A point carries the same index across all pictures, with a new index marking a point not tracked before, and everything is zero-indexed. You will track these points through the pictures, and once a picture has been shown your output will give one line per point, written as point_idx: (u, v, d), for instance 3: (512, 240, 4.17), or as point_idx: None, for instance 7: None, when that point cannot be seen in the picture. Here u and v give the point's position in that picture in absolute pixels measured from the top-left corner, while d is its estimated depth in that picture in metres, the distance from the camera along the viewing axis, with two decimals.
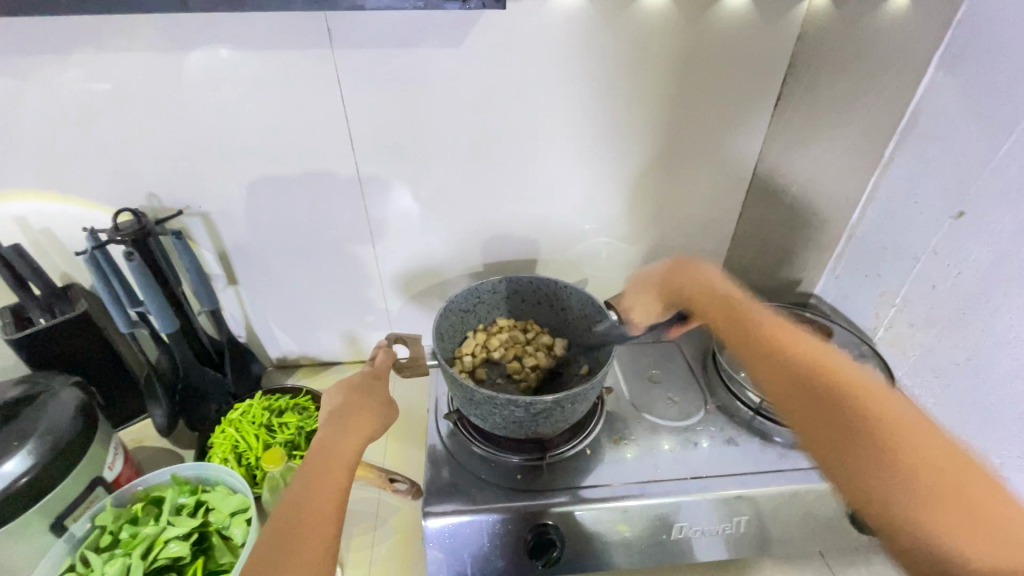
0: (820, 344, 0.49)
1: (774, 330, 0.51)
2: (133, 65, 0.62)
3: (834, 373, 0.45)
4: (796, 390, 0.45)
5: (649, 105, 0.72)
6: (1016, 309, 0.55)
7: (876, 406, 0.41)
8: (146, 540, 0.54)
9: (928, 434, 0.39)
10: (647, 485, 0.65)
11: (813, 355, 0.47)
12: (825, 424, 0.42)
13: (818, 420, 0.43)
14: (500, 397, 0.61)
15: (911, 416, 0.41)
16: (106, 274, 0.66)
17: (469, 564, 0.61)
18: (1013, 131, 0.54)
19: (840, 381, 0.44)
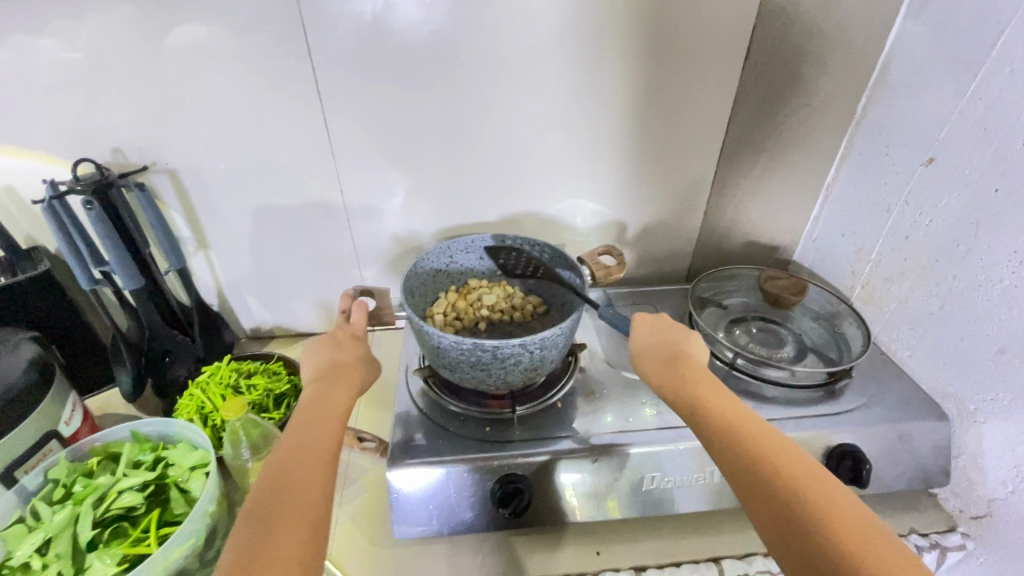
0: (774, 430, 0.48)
1: (739, 419, 0.49)
2: (87, 13, 0.60)
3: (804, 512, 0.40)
4: (766, 494, 0.42)
5: (626, 52, 0.69)
6: (986, 249, 0.57)
7: (843, 523, 0.39)
8: (99, 490, 0.53)
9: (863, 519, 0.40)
10: (617, 436, 0.62)
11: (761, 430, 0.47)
12: (798, 539, 0.39)
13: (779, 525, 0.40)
14: (466, 340, 0.57)
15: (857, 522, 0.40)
16: (67, 227, 0.63)
17: (437, 515, 0.59)
18: (979, 71, 0.56)
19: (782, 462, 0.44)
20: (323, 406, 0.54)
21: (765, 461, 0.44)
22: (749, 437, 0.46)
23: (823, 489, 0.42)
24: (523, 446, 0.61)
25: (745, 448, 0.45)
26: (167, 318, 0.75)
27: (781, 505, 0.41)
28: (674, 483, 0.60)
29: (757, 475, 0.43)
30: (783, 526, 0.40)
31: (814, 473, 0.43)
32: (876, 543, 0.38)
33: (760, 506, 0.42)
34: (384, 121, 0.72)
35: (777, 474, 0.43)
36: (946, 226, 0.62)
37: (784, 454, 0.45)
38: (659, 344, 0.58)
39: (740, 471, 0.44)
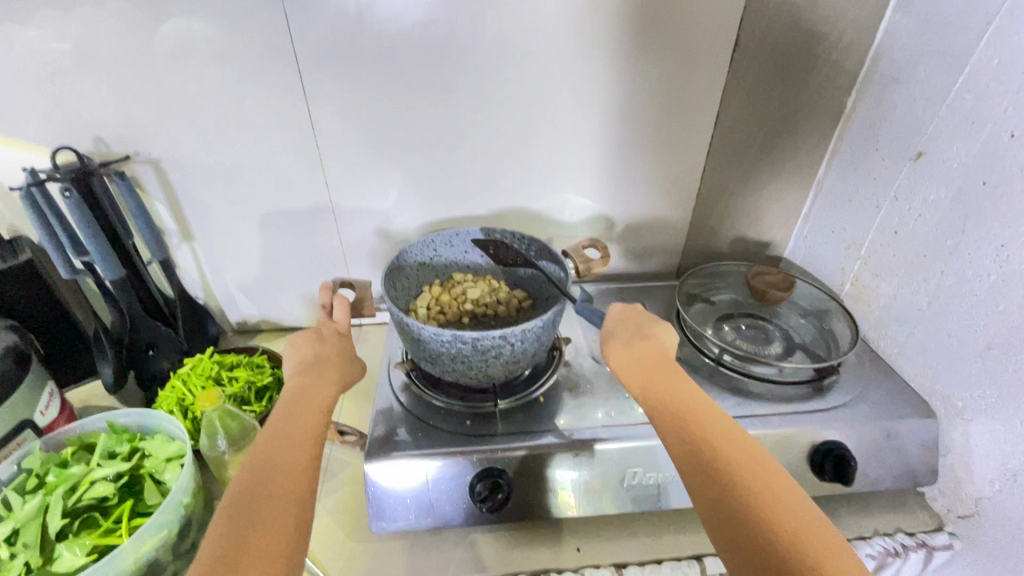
0: (726, 415, 0.48)
1: (695, 404, 0.49)
2: (67, 2, 0.60)
3: (746, 493, 0.41)
4: (706, 480, 0.42)
5: (612, 43, 0.68)
6: (975, 244, 0.56)
7: (781, 509, 0.39)
8: (71, 480, 0.52)
9: (802, 505, 0.40)
10: (599, 431, 0.61)
11: (713, 414, 0.48)
12: (732, 526, 0.39)
13: (717, 504, 0.41)
14: (445, 332, 0.56)
15: (798, 506, 0.40)
16: (45, 214, 0.63)
17: (414, 508, 0.58)
18: (967, 63, 0.56)
19: (728, 446, 0.44)
20: (301, 390, 0.54)
21: (710, 448, 0.44)
22: (702, 422, 0.47)
23: (763, 473, 0.42)
24: (503, 440, 0.60)
25: (692, 434, 0.46)
26: (149, 309, 0.74)
27: (718, 488, 0.41)
28: (657, 480, 0.59)
29: (700, 460, 0.43)
30: (720, 511, 0.40)
31: (758, 463, 0.43)
32: (811, 536, 0.38)
33: (699, 489, 0.42)
34: (369, 113, 0.71)
35: (724, 459, 0.43)
36: (934, 220, 0.61)
37: (734, 441, 0.45)
38: (628, 328, 0.59)
39: (684, 454, 0.45)
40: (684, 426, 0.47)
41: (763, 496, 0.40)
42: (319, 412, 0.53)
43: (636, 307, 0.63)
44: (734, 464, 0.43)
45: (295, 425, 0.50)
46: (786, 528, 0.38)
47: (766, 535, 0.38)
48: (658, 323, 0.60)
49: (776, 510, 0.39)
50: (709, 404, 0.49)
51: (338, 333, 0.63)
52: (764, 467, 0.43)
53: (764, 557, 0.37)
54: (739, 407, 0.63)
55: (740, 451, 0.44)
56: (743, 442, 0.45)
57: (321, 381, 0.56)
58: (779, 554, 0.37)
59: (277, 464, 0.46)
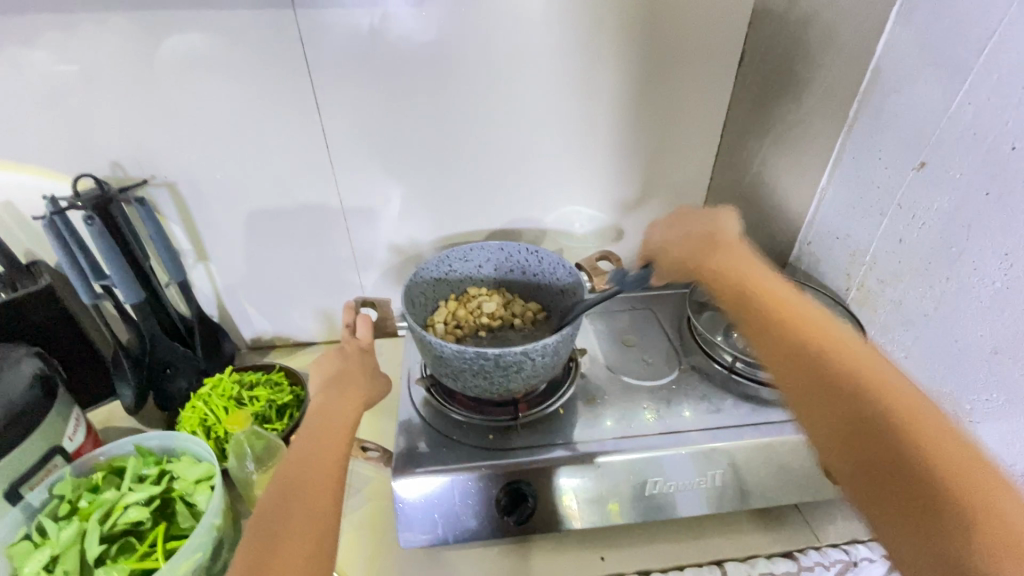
0: (839, 329, 0.49)
1: (796, 316, 0.50)
2: (87, 31, 0.61)
3: (871, 395, 0.42)
4: (814, 391, 0.44)
5: (619, 59, 0.70)
6: (978, 252, 0.58)
7: (893, 408, 0.41)
8: (105, 505, 0.53)
9: (911, 403, 0.41)
10: (620, 441, 0.62)
11: (823, 329, 0.49)
12: (851, 433, 0.42)
13: (830, 414, 0.43)
14: (468, 350, 0.57)
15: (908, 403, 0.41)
16: (67, 242, 0.63)
17: (443, 524, 0.59)
18: (966, 78, 0.58)
19: (826, 353, 0.46)
20: (327, 408, 0.55)
21: (823, 361, 0.45)
22: (810, 339, 0.48)
23: (879, 372, 0.44)
24: (525, 452, 0.61)
25: (812, 360, 0.46)
26: (168, 331, 0.75)
27: (835, 398, 0.43)
28: (676, 488, 0.61)
29: (809, 376, 0.45)
30: (833, 418, 0.43)
31: (874, 367, 0.44)
32: (924, 435, 0.39)
33: (812, 401, 0.45)
34: (383, 131, 0.72)
35: (840, 372, 0.44)
36: (938, 228, 0.63)
37: (835, 347, 0.46)
38: (698, 245, 0.62)
39: (802, 372, 0.46)
40: (786, 343, 0.48)
41: (888, 396, 0.42)
42: (346, 429, 0.53)
43: (693, 212, 0.67)
44: (841, 369, 0.44)
45: (326, 443, 0.51)
46: (891, 422, 0.40)
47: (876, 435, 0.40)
48: (720, 232, 0.63)
49: (891, 410, 0.41)
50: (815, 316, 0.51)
51: (363, 347, 0.64)
52: (882, 366, 0.44)
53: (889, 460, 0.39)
54: (754, 415, 0.65)
55: (836, 357, 0.46)
56: (861, 350, 0.46)
57: (347, 398, 0.57)
58: (900, 452, 0.39)
59: (309, 482, 0.47)
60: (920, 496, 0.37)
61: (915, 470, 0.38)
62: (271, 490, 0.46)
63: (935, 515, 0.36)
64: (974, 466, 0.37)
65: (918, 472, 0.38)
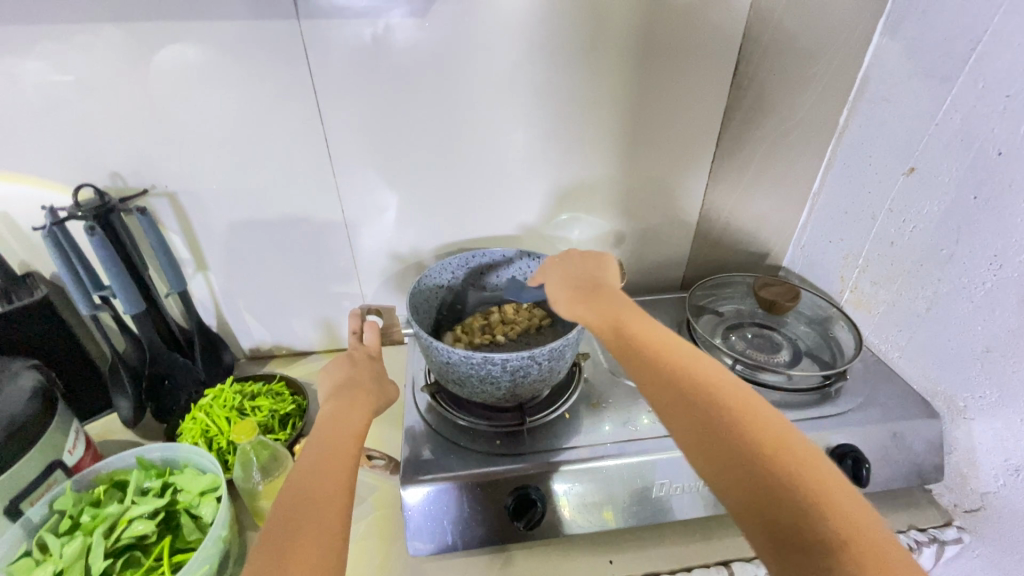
0: (690, 348, 0.50)
1: (643, 340, 0.51)
2: (88, 41, 0.61)
3: (777, 450, 0.40)
4: (693, 407, 0.44)
5: (617, 68, 0.71)
6: (968, 254, 0.60)
7: (796, 461, 0.40)
8: (108, 519, 0.52)
9: (802, 454, 0.41)
10: (625, 445, 0.62)
11: (672, 351, 0.49)
12: (742, 480, 0.40)
13: (702, 439, 0.43)
14: (475, 355, 0.57)
15: (799, 447, 0.41)
16: (66, 253, 0.63)
17: (453, 531, 0.59)
18: (953, 86, 0.60)
19: (690, 381, 0.46)
20: (336, 417, 0.54)
21: (672, 371, 0.47)
22: (651, 357, 0.49)
23: (753, 407, 0.44)
24: (534, 457, 0.61)
25: (657, 371, 0.48)
26: (167, 341, 0.75)
27: (708, 433, 0.43)
28: (683, 490, 0.61)
29: (666, 383, 0.46)
30: (705, 438, 0.43)
31: (741, 400, 0.44)
32: (831, 485, 0.39)
33: (671, 407, 0.45)
34: (384, 140, 0.73)
35: (693, 392, 0.45)
36: (929, 232, 0.65)
37: (710, 378, 0.46)
38: (584, 271, 0.63)
39: (652, 382, 0.47)
40: (652, 366, 0.48)
41: (776, 446, 0.41)
42: (354, 440, 0.52)
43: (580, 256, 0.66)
44: (694, 377, 0.46)
45: (334, 453, 0.50)
46: (804, 482, 0.39)
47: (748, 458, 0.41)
48: (599, 259, 0.65)
49: (767, 445, 0.41)
50: (662, 332, 0.52)
51: (368, 355, 0.64)
52: (662, 401, 0.46)
53: (775, 509, 0.38)
54: None
55: (712, 390, 0.45)
56: (728, 379, 0.47)
57: (355, 407, 0.56)
58: (798, 508, 0.38)
59: (318, 493, 0.46)
60: (796, 530, 0.37)
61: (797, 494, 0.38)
62: (280, 501, 0.45)
63: (802, 534, 0.37)
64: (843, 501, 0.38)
65: (811, 530, 0.37)
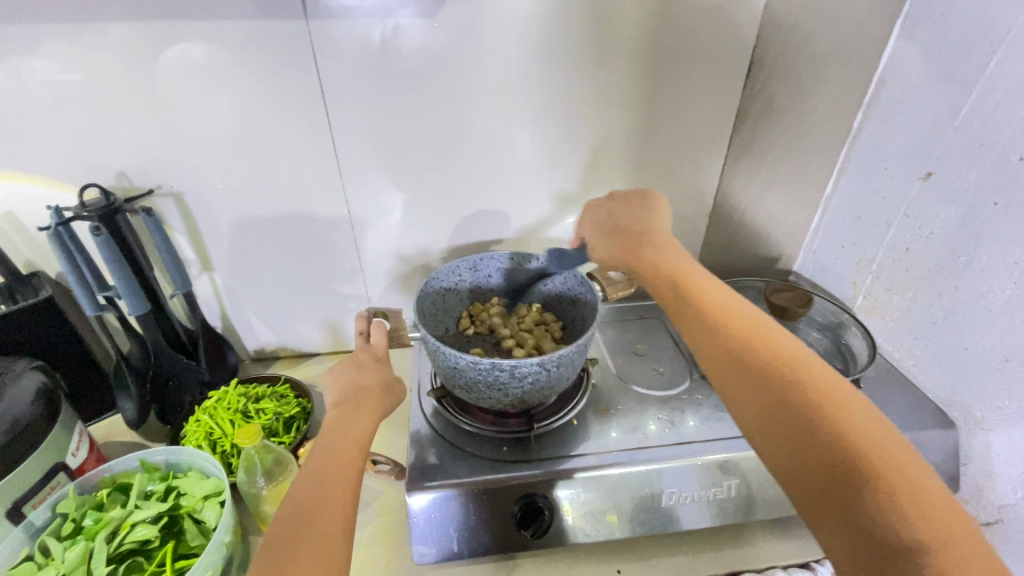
0: (758, 315, 0.50)
1: (715, 303, 0.51)
2: (95, 39, 0.60)
3: (839, 415, 0.41)
4: (747, 383, 0.45)
5: (629, 69, 0.70)
6: (986, 260, 0.59)
7: (858, 425, 0.41)
8: (111, 524, 0.52)
9: (872, 426, 0.41)
10: (634, 453, 0.62)
11: (736, 313, 0.50)
12: (800, 444, 0.41)
13: (750, 398, 0.44)
14: (483, 360, 0.57)
15: (860, 414, 0.41)
16: (72, 253, 0.62)
17: (459, 539, 0.58)
18: (973, 89, 0.59)
19: (763, 352, 0.46)
20: (340, 423, 0.53)
21: (736, 336, 0.48)
22: (720, 319, 0.50)
23: (821, 374, 0.44)
24: (541, 464, 0.61)
25: (724, 338, 0.48)
26: (172, 343, 0.74)
27: (775, 398, 0.43)
28: (692, 498, 0.60)
29: (728, 345, 0.47)
30: (766, 405, 0.43)
31: (824, 383, 0.43)
32: (892, 453, 0.39)
33: (732, 369, 0.46)
34: (393, 141, 0.72)
35: (758, 353, 0.46)
36: (946, 239, 0.64)
37: (774, 342, 0.47)
38: (623, 226, 0.64)
39: (710, 346, 0.48)
40: (714, 332, 0.49)
41: (832, 402, 0.42)
42: (358, 448, 0.51)
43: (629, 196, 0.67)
44: (765, 348, 0.46)
45: (338, 461, 0.49)
46: (864, 454, 0.39)
47: (816, 436, 0.41)
48: (644, 225, 0.63)
49: (834, 407, 0.42)
50: (733, 300, 0.52)
51: (375, 359, 0.63)
52: (732, 369, 0.46)
53: (829, 476, 0.39)
54: None
55: (787, 359, 0.45)
56: (794, 341, 0.47)
57: (359, 412, 0.55)
58: (848, 477, 0.39)
59: (324, 506, 0.45)
60: (857, 502, 0.38)
61: (873, 482, 0.38)
62: (281, 513, 0.45)
63: (854, 518, 0.38)
64: (911, 476, 0.38)
65: (863, 497, 0.38)
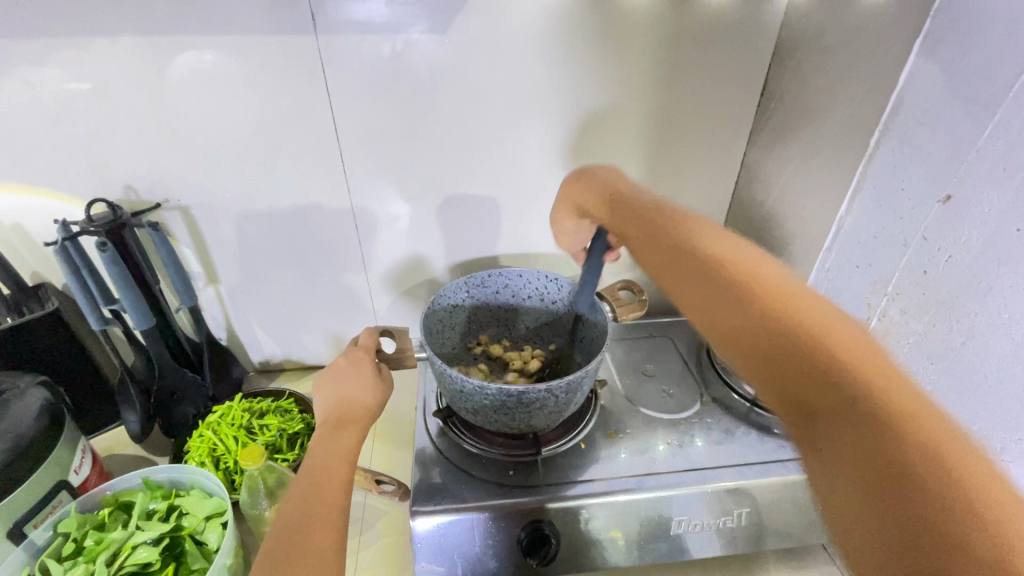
0: (764, 264, 0.42)
1: (705, 247, 0.45)
2: (104, 54, 0.60)
3: (860, 370, 0.32)
4: (747, 323, 0.37)
5: (641, 87, 0.70)
6: (1007, 287, 0.57)
7: (890, 387, 0.31)
8: (112, 546, 0.51)
9: (900, 384, 0.31)
10: (643, 479, 0.60)
11: (741, 262, 0.42)
12: (808, 392, 0.33)
13: (748, 339, 0.36)
14: (490, 385, 0.56)
15: (884, 367, 0.32)
16: (78, 268, 0.62)
17: (464, 565, 0.57)
18: (996, 112, 0.57)
19: (768, 297, 0.38)
20: (329, 438, 0.52)
21: (735, 280, 0.40)
22: (715, 261, 0.42)
23: (833, 321, 0.35)
24: (548, 490, 0.59)
25: (718, 284, 0.40)
26: (176, 356, 0.74)
27: (774, 347, 0.35)
28: (702, 526, 0.59)
29: (719, 282, 0.40)
30: (769, 354, 0.35)
31: (840, 335, 0.34)
32: (938, 428, 0.29)
33: (724, 311, 0.38)
34: (401, 155, 0.71)
35: (761, 296, 0.38)
36: (966, 263, 0.62)
37: (782, 288, 0.38)
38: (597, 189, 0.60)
39: (701, 295, 0.41)
40: (700, 275, 0.42)
41: (845, 354, 0.33)
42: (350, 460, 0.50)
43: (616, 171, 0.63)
44: (765, 291, 0.38)
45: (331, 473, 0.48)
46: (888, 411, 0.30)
47: (844, 410, 0.31)
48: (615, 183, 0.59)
49: (856, 361, 0.32)
50: (742, 249, 0.44)
51: (377, 372, 0.61)
52: (725, 314, 0.38)
53: (858, 437, 0.30)
54: (779, 451, 0.63)
55: (794, 302, 0.37)
56: (806, 290, 0.38)
57: (346, 427, 0.54)
58: (881, 438, 0.29)
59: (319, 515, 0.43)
60: (900, 480, 0.28)
61: (901, 440, 0.29)
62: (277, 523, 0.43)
63: (895, 499, 0.28)
64: (961, 456, 0.28)
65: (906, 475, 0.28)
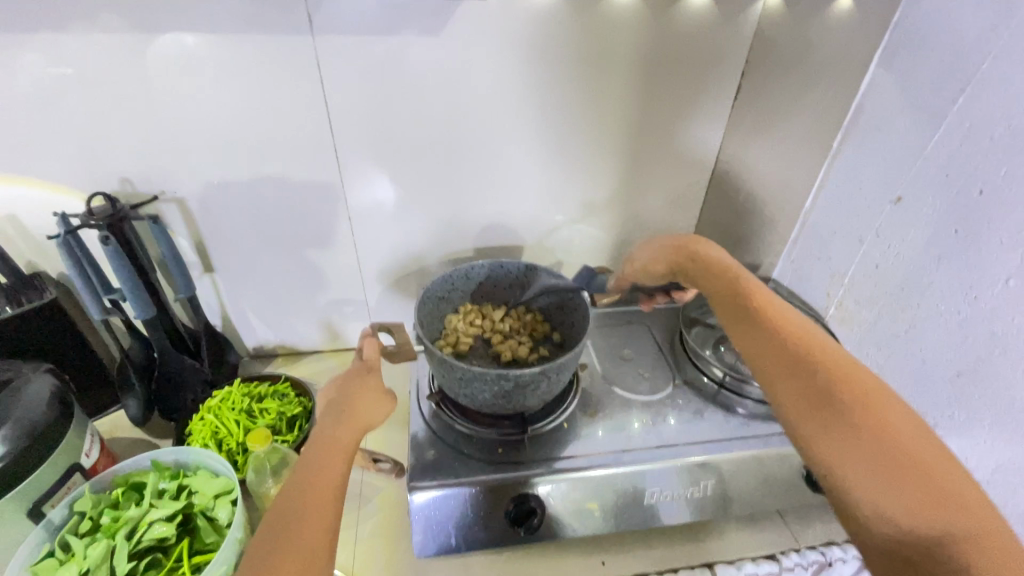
0: (830, 343, 0.53)
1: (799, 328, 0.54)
2: (99, 50, 0.61)
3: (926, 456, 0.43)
4: (815, 400, 0.48)
5: (624, 87, 0.74)
6: (944, 282, 0.64)
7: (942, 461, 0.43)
8: (129, 522, 0.54)
9: (937, 452, 0.44)
10: (620, 455, 0.66)
11: (829, 348, 0.52)
12: (879, 463, 0.44)
13: (817, 417, 0.47)
14: (490, 371, 0.60)
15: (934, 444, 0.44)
16: (79, 259, 0.64)
17: (456, 535, 0.62)
18: (941, 123, 0.63)
19: (841, 377, 0.49)
20: (325, 431, 0.54)
21: (817, 361, 0.51)
22: (797, 338, 0.53)
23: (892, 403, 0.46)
24: (534, 466, 0.65)
25: (807, 362, 0.51)
26: (175, 343, 0.76)
27: (833, 414, 0.47)
28: (670, 497, 0.65)
29: (792, 361, 0.51)
30: (830, 423, 0.47)
31: (886, 406, 0.46)
32: (957, 484, 0.42)
33: (798, 390, 0.50)
34: (393, 150, 0.74)
35: (849, 378, 0.49)
36: (911, 259, 0.69)
37: (851, 368, 0.50)
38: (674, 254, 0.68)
39: (772, 367, 0.52)
40: (783, 348, 0.53)
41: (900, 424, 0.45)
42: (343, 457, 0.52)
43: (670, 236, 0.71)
44: (840, 370, 0.49)
45: (323, 471, 0.49)
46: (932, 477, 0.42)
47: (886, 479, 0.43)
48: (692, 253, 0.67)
49: (916, 447, 0.44)
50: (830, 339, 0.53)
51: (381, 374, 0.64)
52: (799, 395, 0.49)
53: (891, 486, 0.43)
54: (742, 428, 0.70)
55: (860, 385, 0.48)
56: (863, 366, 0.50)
57: (345, 421, 0.56)
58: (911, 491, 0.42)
59: (309, 514, 0.45)
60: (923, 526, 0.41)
61: (937, 500, 0.41)
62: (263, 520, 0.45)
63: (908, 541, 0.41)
64: (981, 505, 0.41)
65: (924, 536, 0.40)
